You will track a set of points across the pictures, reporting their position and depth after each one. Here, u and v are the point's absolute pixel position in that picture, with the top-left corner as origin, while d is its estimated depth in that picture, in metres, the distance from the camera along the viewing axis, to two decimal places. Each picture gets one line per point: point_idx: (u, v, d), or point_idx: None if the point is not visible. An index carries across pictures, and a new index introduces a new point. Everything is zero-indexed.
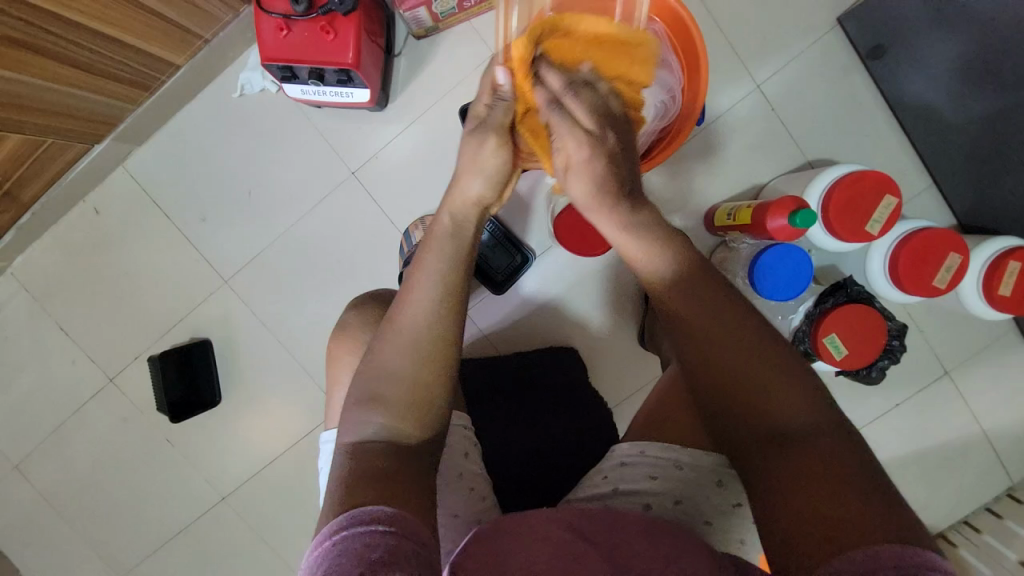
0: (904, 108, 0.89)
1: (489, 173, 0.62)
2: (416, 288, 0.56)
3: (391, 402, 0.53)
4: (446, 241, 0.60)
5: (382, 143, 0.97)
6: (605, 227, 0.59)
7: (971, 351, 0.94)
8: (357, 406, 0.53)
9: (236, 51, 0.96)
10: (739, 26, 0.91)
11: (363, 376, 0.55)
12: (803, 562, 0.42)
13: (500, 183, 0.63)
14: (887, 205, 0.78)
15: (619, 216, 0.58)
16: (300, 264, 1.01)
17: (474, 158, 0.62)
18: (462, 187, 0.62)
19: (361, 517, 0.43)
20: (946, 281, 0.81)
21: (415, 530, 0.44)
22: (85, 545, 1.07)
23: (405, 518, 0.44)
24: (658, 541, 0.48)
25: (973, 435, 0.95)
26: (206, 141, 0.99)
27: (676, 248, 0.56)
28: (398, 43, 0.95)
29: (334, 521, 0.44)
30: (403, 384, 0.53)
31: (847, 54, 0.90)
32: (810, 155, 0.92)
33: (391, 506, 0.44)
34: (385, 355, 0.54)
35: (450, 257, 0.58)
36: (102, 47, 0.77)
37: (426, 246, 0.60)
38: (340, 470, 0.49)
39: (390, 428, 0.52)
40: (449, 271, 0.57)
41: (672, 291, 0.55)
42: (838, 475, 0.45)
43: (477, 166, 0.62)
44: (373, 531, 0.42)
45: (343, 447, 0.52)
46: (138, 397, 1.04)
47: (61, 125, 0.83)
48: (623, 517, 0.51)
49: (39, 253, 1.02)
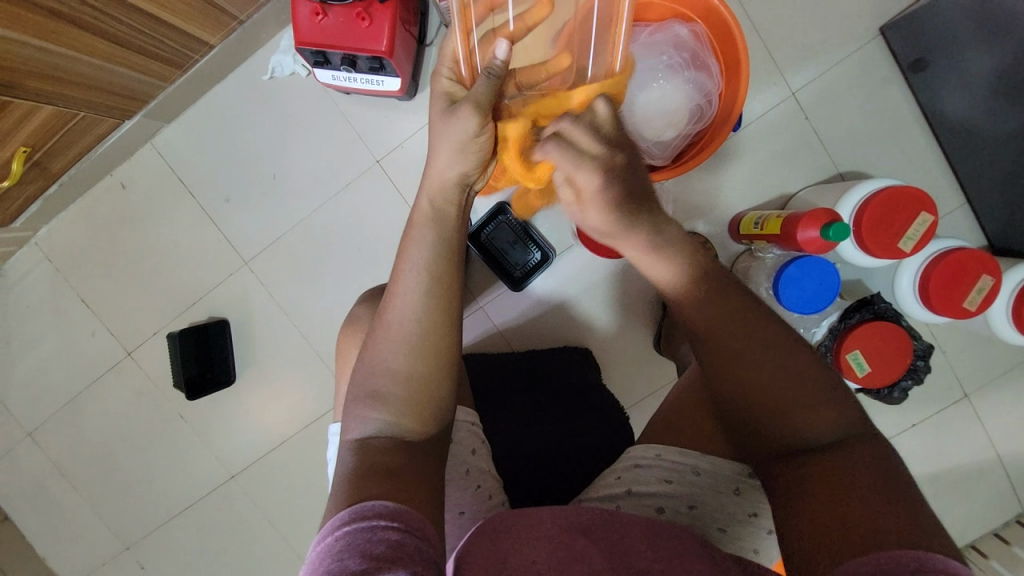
0: (942, 123, 0.87)
1: (467, 147, 0.57)
2: (401, 281, 0.56)
3: (391, 398, 0.52)
4: (428, 230, 0.58)
5: (408, 133, 0.97)
6: (625, 249, 0.54)
7: (992, 375, 0.92)
8: (357, 404, 0.53)
9: (269, 32, 0.96)
10: (778, 31, 0.89)
11: (360, 374, 0.54)
12: (818, 563, 0.41)
13: (480, 157, 0.59)
14: (922, 222, 0.76)
15: (637, 238, 0.52)
16: (318, 250, 1.01)
17: (448, 132, 0.57)
18: (439, 164, 0.58)
19: (363, 512, 0.43)
20: (976, 304, 0.79)
21: (419, 526, 0.44)
22: (95, 514, 1.09)
23: (407, 512, 0.44)
24: (658, 544, 0.46)
25: (988, 460, 0.94)
26: (234, 122, 0.99)
27: (693, 262, 0.53)
28: (430, 33, 0.95)
29: (336, 517, 0.44)
30: (399, 380, 0.53)
31: (886, 65, 0.88)
32: (841, 167, 0.90)
33: (394, 501, 0.45)
34: (378, 350, 0.54)
35: (434, 245, 0.57)
36: (140, 23, 0.77)
37: (409, 234, 0.59)
38: (344, 468, 0.50)
39: (390, 425, 0.52)
40: (438, 263, 0.56)
41: (689, 301, 0.52)
42: (858, 482, 0.44)
43: (452, 142, 0.57)
44: (376, 526, 0.42)
45: (347, 444, 0.52)
46: (154, 372, 1.05)
47: (94, 99, 0.83)
48: (625, 516, 0.49)
49: (65, 225, 1.03)
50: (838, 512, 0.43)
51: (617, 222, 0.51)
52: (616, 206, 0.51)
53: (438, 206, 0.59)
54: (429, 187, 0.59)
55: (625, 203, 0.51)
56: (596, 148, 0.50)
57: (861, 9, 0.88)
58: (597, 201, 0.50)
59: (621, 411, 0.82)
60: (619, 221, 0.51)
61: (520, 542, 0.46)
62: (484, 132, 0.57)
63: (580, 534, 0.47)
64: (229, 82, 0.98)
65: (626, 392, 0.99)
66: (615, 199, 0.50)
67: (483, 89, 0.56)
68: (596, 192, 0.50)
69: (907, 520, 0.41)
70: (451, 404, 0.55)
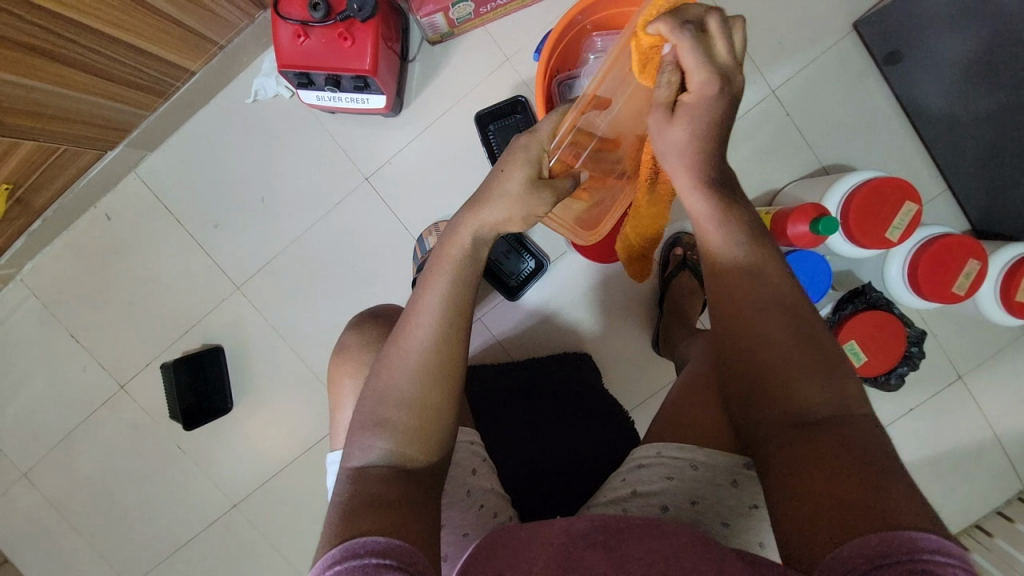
0: (921, 113, 0.89)
1: (531, 212, 0.61)
2: (421, 311, 0.55)
3: (399, 427, 0.52)
4: (454, 259, 0.58)
5: (395, 149, 0.97)
6: (687, 194, 0.58)
7: (984, 355, 0.94)
8: (363, 430, 0.52)
9: (250, 56, 0.95)
10: (754, 31, 0.91)
11: (367, 401, 0.53)
12: (809, 553, 0.42)
13: (530, 205, 0.60)
14: (907, 212, 0.78)
15: (698, 178, 0.57)
16: (312, 271, 1.00)
17: (518, 194, 0.59)
18: (487, 209, 0.59)
19: (356, 550, 0.43)
20: (964, 288, 0.81)
21: (414, 561, 0.43)
22: (95, 553, 1.07)
23: (402, 547, 0.43)
24: (657, 543, 0.46)
25: (986, 439, 0.95)
26: (218, 147, 0.98)
27: (752, 234, 0.55)
28: (413, 49, 0.95)
29: (329, 554, 0.43)
30: (409, 409, 0.52)
31: (862, 59, 0.90)
32: (825, 160, 0.92)
33: (387, 535, 0.44)
34: (392, 380, 0.53)
35: (457, 276, 0.57)
36: (118, 53, 0.76)
37: (431, 267, 0.58)
38: (343, 497, 0.49)
39: (394, 453, 0.51)
40: (457, 289, 0.56)
41: (726, 277, 0.54)
42: (848, 474, 0.43)
43: (519, 201, 0.60)
44: (369, 565, 0.42)
45: (346, 471, 0.52)
46: (149, 404, 1.04)
47: (76, 132, 0.82)
48: (626, 518, 0.49)
49: (50, 259, 1.01)
50: (822, 506, 0.43)
51: (692, 152, 0.56)
52: (701, 139, 0.55)
53: (474, 242, 0.59)
54: (474, 223, 0.59)
55: (717, 128, 0.55)
56: (705, 68, 0.52)
57: (834, 5, 0.90)
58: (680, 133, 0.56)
59: (624, 414, 0.82)
60: (692, 152, 0.56)
61: (527, 551, 0.47)
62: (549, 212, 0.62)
63: (583, 543, 0.46)
64: (211, 106, 0.97)
65: (628, 394, 1.00)
66: (700, 133, 0.55)
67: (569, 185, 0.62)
68: (695, 104, 0.55)
69: (903, 505, 0.41)
70: (454, 428, 0.55)
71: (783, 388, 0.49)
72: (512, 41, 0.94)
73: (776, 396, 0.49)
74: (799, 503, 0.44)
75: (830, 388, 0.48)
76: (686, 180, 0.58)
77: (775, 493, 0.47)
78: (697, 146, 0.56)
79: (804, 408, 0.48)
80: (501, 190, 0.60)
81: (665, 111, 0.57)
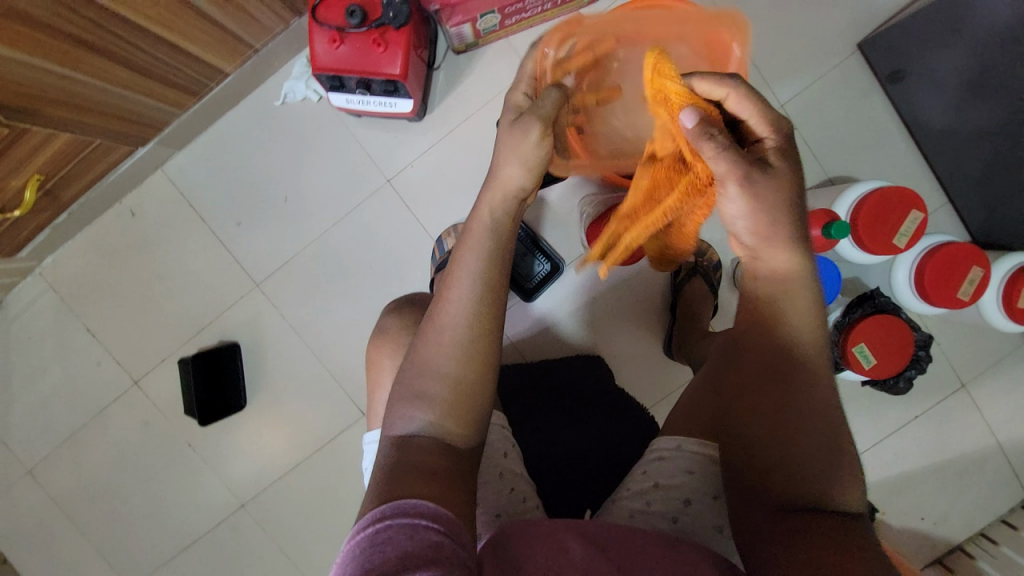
0: (923, 128, 0.93)
1: (527, 158, 0.59)
2: (452, 288, 0.55)
3: (437, 400, 0.52)
4: (481, 242, 0.57)
5: (417, 153, 1.00)
6: (778, 258, 0.52)
7: (985, 364, 0.97)
8: (403, 402, 0.52)
9: (282, 60, 0.99)
10: (766, 49, 0.96)
11: (407, 374, 0.54)
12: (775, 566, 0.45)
13: (540, 171, 0.60)
14: (913, 219, 0.81)
15: (785, 245, 0.51)
16: (333, 271, 1.02)
17: (517, 143, 0.59)
18: (503, 178, 0.59)
19: (406, 508, 0.43)
20: (968, 294, 0.84)
21: (458, 531, 0.43)
22: (97, 553, 1.05)
23: (447, 515, 0.44)
24: (676, 559, 0.48)
25: (988, 446, 0.97)
26: (246, 146, 1.01)
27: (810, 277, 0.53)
28: (438, 57, 0.99)
29: (377, 508, 0.43)
30: (445, 384, 0.52)
31: (866, 78, 0.95)
32: (831, 172, 0.96)
33: (435, 501, 0.44)
34: (428, 356, 0.53)
35: (487, 252, 0.56)
36: (159, 50, 0.78)
37: (463, 242, 0.58)
38: (385, 463, 0.49)
39: (434, 426, 0.51)
40: (488, 267, 0.56)
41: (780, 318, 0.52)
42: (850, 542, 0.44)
43: (523, 155, 0.58)
44: (418, 524, 0.42)
45: (389, 440, 0.52)
46: (162, 399, 1.04)
47: (112, 127, 0.84)
48: (641, 535, 0.51)
49: (72, 253, 1.02)
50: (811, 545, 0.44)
51: (765, 219, 0.51)
52: (770, 209, 0.50)
53: (493, 218, 0.58)
54: (491, 198, 0.59)
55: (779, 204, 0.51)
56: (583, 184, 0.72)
57: (840, 27, 0.95)
58: (737, 200, 0.50)
59: (642, 410, 0.84)
60: (768, 217, 0.50)
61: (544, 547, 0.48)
62: (547, 144, 0.59)
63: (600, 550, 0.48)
64: (239, 107, 1.01)
65: (639, 397, 1.01)
66: (771, 199, 0.50)
67: (553, 97, 0.61)
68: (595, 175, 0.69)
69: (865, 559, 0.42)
70: (489, 409, 0.55)
71: (795, 438, 0.49)
72: None
73: (784, 446, 0.50)
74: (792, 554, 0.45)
75: (829, 448, 0.49)
76: (775, 247, 0.51)
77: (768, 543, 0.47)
78: (769, 209, 0.50)
79: (812, 471, 0.49)
80: (503, 151, 0.59)
81: (732, 178, 0.50)
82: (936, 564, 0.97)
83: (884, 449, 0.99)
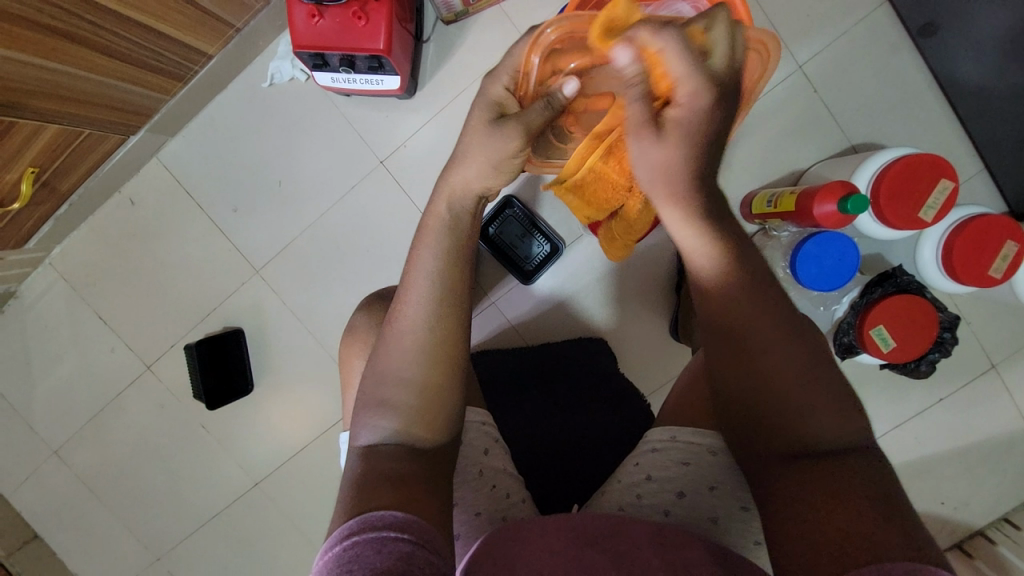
0: (956, 87, 0.84)
1: (499, 163, 0.57)
2: (411, 288, 0.53)
3: (401, 405, 0.51)
4: (439, 241, 0.55)
5: (410, 132, 0.97)
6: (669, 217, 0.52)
7: (1018, 344, 0.90)
8: (366, 411, 0.52)
9: (267, 39, 0.96)
10: (782, 4, 0.87)
11: (370, 382, 0.53)
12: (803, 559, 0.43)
13: (507, 174, 0.59)
14: (942, 189, 0.74)
15: (687, 205, 0.51)
16: (330, 256, 1.01)
17: (483, 140, 0.57)
18: (461, 170, 0.57)
19: (372, 522, 0.42)
20: (1002, 271, 0.77)
21: (430, 538, 0.43)
22: (123, 528, 1.11)
23: (417, 523, 0.43)
24: (667, 553, 0.46)
25: (1017, 430, 0.91)
26: (237, 130, 0.99)
27: (740, 250, 0.51)
28: (427, 28, 0.94)
29: (345, 525, 0.43)
30: (410, 387, 0.51)
31: (895, 31, 0.86)
32: (854, 139, 0.88)
33: (403, 510, 0.44)
34: (388, 360, 0.52)
35: (445, 249, 0.54)
36: (137, 35, 0.75)
37: (419, 240, 0.56)
38: (352, 473, 0.49)
39: (400, 431, 0.51)
40: (449, 265, 0.54)
41: (722, 291, 0.50)
42: (854, 499, 0.43)
43: (489, 151, 0.56)
44: (386, 537, 0.41)
45: (355, 450, 0.51)
46: (174, 384, 1.07)
47: (99, 116, 0.83)
48: (632, 523, 0.50)
49: (78, 243, 1.04)
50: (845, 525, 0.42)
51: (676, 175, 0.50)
52: (682, 157, 0.49)
53: (453, 212, 0.56)
54: (449, 188, 0.57)
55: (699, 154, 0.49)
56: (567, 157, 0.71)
57: None
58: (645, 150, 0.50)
59: (640, 396, 0.82)
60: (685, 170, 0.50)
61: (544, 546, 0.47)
62: (520, 154, 0.58)
63: (592, 545, 0.47)
64: (228, 90, 0.99)
65: (643, 381, 0.98)
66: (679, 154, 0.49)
67: (538, 113, 0.57)
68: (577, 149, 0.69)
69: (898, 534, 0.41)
70: (459, 406, 0.54)
71: (794, 407, 0.48)
72: (528, 19, 0.92)
73: (782, 417, 0.48)
74: (798, 530, 0.44)
75: (846, 414, 0.47)
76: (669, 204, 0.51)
77: (773, 521, 0.47)
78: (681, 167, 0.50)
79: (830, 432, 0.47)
80: (467, 146, 0.57)
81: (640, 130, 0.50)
82: (955, 550, 0.93)
83: (904, 433, 0.94)
